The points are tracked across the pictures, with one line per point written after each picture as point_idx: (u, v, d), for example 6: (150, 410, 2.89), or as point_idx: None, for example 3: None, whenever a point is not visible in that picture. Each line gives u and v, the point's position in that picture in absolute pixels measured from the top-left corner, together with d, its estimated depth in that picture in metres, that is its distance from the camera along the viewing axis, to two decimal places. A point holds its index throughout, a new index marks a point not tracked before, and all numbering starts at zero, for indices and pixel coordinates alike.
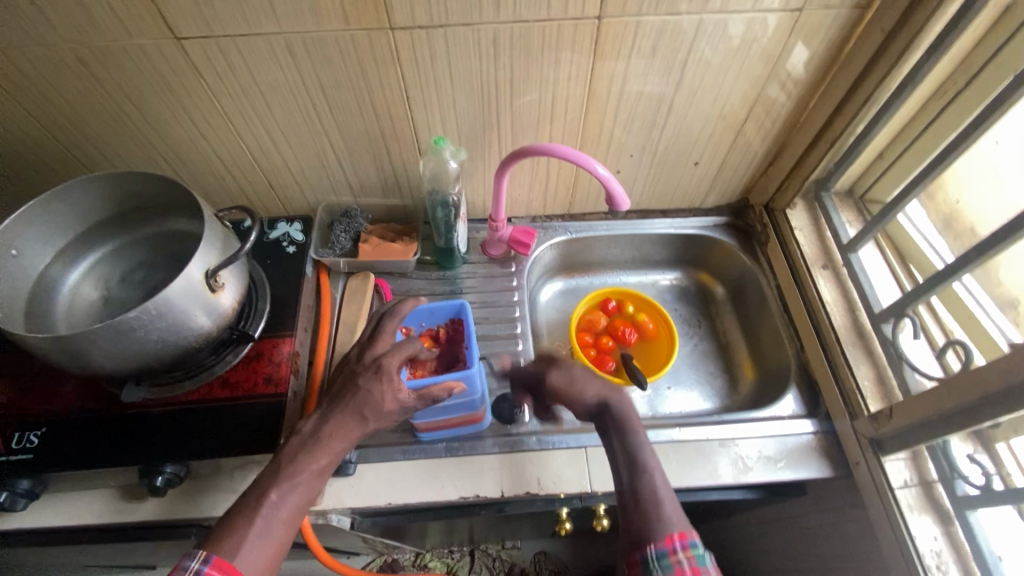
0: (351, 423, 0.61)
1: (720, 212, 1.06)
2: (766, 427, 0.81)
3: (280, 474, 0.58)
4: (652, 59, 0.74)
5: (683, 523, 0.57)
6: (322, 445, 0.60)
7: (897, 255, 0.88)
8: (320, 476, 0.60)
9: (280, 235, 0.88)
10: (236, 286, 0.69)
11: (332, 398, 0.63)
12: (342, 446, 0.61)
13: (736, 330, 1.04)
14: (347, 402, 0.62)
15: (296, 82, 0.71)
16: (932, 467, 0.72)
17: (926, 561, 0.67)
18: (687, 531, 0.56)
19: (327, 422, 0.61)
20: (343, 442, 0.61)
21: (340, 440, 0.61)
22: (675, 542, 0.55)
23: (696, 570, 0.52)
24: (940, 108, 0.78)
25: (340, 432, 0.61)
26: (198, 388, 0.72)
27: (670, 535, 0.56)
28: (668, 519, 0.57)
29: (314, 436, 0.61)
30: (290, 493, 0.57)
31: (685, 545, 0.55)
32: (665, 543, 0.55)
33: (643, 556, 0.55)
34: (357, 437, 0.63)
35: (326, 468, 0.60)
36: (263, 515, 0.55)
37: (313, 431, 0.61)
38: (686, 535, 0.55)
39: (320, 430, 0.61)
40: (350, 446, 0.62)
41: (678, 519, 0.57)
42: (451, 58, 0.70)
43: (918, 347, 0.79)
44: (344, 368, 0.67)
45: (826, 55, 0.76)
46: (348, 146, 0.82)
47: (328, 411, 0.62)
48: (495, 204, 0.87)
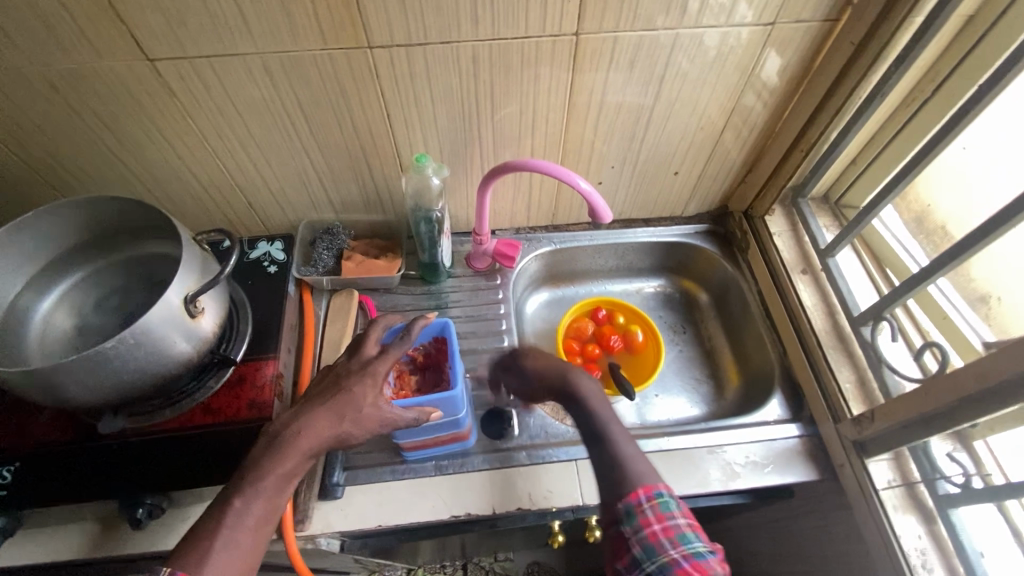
0: (325, 422, 0.57)
1: (701, 220, 1.07)
2: (752, 433, 0.82)
3: (245, 479, 0.54)
4: (630, 72, 0.75)
5: (647, 472, 0.64)
6: (290, 446, 0.56)
7: (873, 260, 0.90)
8: (286, 480, 0.56)
9: (261, 255, 0.85)
10: (216, 310, 0.68)
11: (312, 394, 0.59)
12: (312, 448, 0.56)
13: (720, 336, 1.05)
14: (326, 399, 0.58)
15: (274, 100, 0.70)
16: (914, 468, 0.74)
17: (911, 559, 0.69)
18: (650, 483, 0.63)
19: (299, 419, 0.57)
20: (313, 443, 0.56)
21: (310, 441, 0.56)
22: (640, 494, 0.61)
23: (660, 517, 0.59)
24: (909, 116, 0.80)
25: (311, 432, 0.56)
26: (180, 416, 0.70)
27: (632, 489, 0.62)
28: (636, 468, 0.64)
29: (283, 435, 0.57)
30: (254, 501, 0.54)
31: (651, 496, 0.61)
32: (632, 498, 0.61)
33: (613, 512, 0.62)
34: (330, 442, 0.58)
35: (293, 472, 0.56)
36: (228, 525, 0.52)
37: (283, 429, 0.57)
38: (649, 487, 0.62)
39: (291, 428, 0.57)
40: (322, 450, 0.58)
41: (640, 471, 0.64)
42: (430, 75, 0.70)
43: (897, 349, 0.80)
44: (329, 369, 0.62)
45: (797, 66, 0.78)
46: (327, 163, 0.81)
47: (303, 409, 0.58)
48: (478, 218, 0.87)
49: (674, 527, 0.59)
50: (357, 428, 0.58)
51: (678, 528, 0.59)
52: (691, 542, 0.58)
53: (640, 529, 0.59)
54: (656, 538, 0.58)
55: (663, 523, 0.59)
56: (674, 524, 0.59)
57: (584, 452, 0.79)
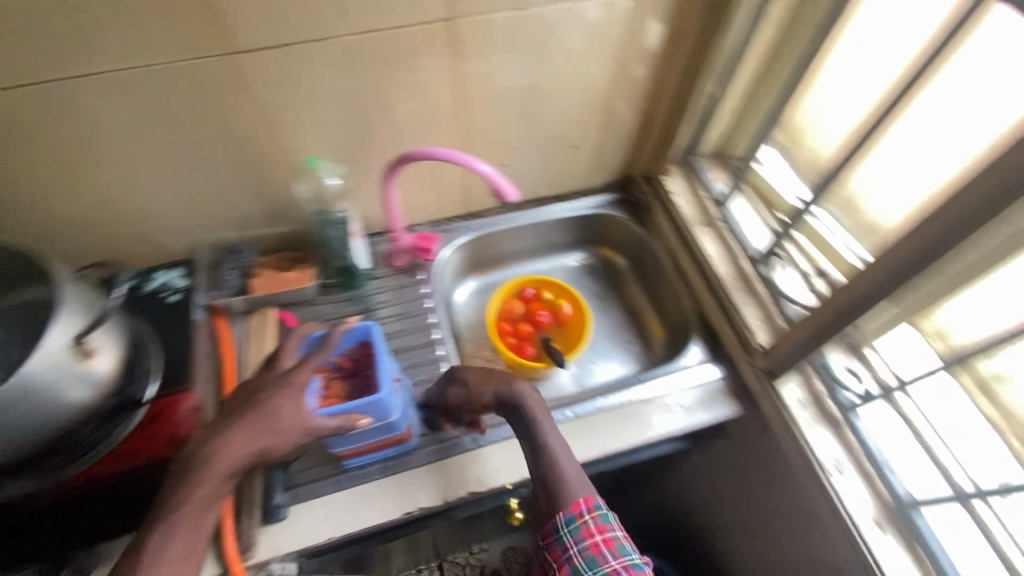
0: (242, 439, 0.56)
1: (609, 189, 1.12)
2: (678, 379, 0.88)
3: (161, 510, 0.54)
4: (510, 53, 0.77)
5: (583, 484, 0.68)
6: (202, 470, 0.54)
7: (763, 203, 0.98)
8: (206, 505, 0.55)
9: (160, 287, 0.83)
10: (113, 348, 0.64)
11: (227, 413, 0.58)
12: (227, 468, 0.55)
13: (642, 297, 1.10)
14: (242, 417, 0.57)
15: (142, 119, 0.66)
16: (819, 383, 0.82)
17: (825, 464, 0.77)
18: (590, 494, 0.67)
19: (212, 441, 0.56)
20: (228, 463, 0.55)
21: (224, 462, 0.55)
22: (581, 506, 0.65)
23: (601, 528, 0.64)
24: (771, 67, 0.88)
25: (226, 449, 0.55)
26: (89, 467, 0.65)
27: (572, 501, 0.66)
28: (574, 480, 0.67)
29: (195, 460, 0.55)
30: (173, 532, 0.53)
31: (590, 508, 0.65)
32: (572, 510, 0.65)
33: (554, 523, 0.66)
34: (248, 459, 0.56)
35: (211, 495, 0.55)
36: (148, 559, 0.51)
37: (195, 453, 0.56)
38: (590, 499, 0.66)
39: (204, 452, 0.56)
40: (241, 467, 0.56)
41: (578, 483, 0.67)
42: (307, 74, 0.69)
43: (791, 280, 0.88)
44: (243, 384, 0.61)
45: (666, 31, 0.83)
46: (217, 179, 0.78)
47: (215, 431, 0.57)
48: (389, 215, 0.87)
49: (613, 538, 0.64)
50: (276, 441, 0.57)
51: (617, 538, 0.64)
52: (628, 552, 0.64)
53: (582, 542, 0.64)
54: (597, 548, 0.63)
55: (603, 534, 0.64)
56: (613, 535, 0.65)
57: None
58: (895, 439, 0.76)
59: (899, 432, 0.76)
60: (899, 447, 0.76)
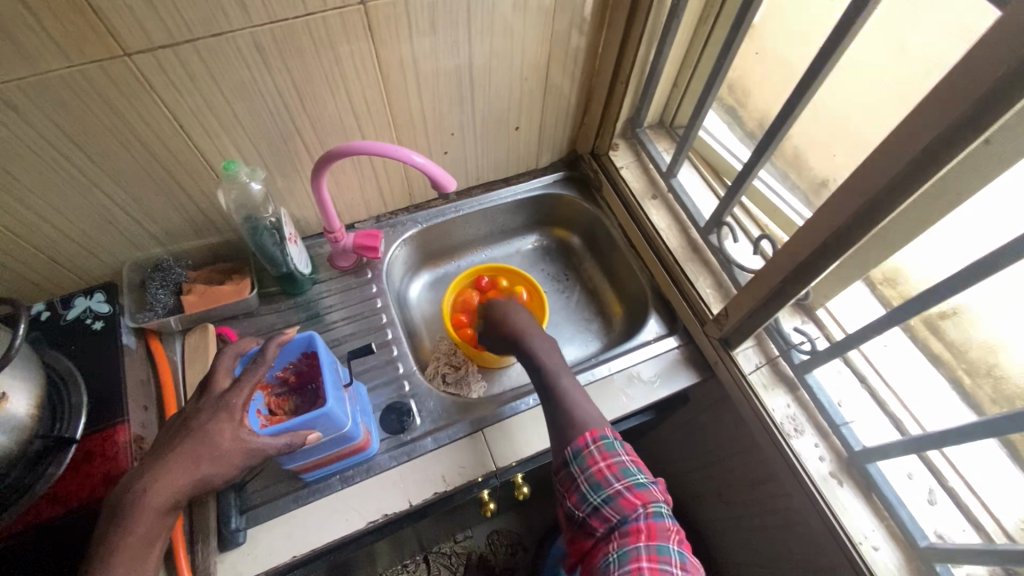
0: (179, 470, 0.52)
1: (556, 168, 1.09)
2: (638, 356, 0.88)
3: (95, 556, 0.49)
4: (435, 35, 0.72)
5: (596, 422, 0.71)
6: (138, 508, 0.51)
7: (710, 170, 0.97)
8: (145, 545, 0.51)
9: (81, 313, 0.76)
10: (27, 388, 0.59)
11: (160, 444, 0.54)
12: (165, 503, 0.52)
13: (599, 274, 1.09)
14: (176, 446, 0.53)
15: (29, 136, 0.60)
16: (773, 345, 0.83)
17: (782, 425, 0.78)
18: (596, 428, 0.70)
19: (145, 476, 0.52)
20: (166, 497, 0.52)
21: (160, 496, 0.52)
22: (587, 438, 0.69)
23: (605, 455, 0.67)
24: (707, 32, 0.86)
25: (163, 484, 0.52)
26: (21, 516, 0.60)
27: (580, 435, 0.69)
28: (586, 418, 0.71)
29: (127, 499, 0.51)
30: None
31: (596, 438, 0.69)
32: (578, 442, 0.69)
33: (564, 456, 0.69)
34: (187, 491, 0.53)
35: (149, 533, 0.51)
36: None
37: (127, 491, 0.52)
38: (596, 432, 0.69)
39: (136, 488, 0.52)
40: (180, 500, 0.53)
41: (590, 419, 0.71)
42: (213, 73, 0.63)
43: (741, 248, 0.88)
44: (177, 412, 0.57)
45: (597, 1, 0.79)
46: (130, 193, 0.72)
47: (148, 465, 0.53)
48: (325, 215, 0.83)
49: (618, 462, 0.67)
50: (217, 468, 0.53)
51: (621, 462, 0.67)
52: (632, 473, 0.66)
53: (588, 469, 0.67)
54: (601, 474, 0.66)
55: (608, 461, 0.67)
56: (618, 460, 0.67)
57: (488, 419, 0.81)
58: (851, 396, 0.78)
59: (854, 388, 0.79)
60: (855, 405, 0.77)
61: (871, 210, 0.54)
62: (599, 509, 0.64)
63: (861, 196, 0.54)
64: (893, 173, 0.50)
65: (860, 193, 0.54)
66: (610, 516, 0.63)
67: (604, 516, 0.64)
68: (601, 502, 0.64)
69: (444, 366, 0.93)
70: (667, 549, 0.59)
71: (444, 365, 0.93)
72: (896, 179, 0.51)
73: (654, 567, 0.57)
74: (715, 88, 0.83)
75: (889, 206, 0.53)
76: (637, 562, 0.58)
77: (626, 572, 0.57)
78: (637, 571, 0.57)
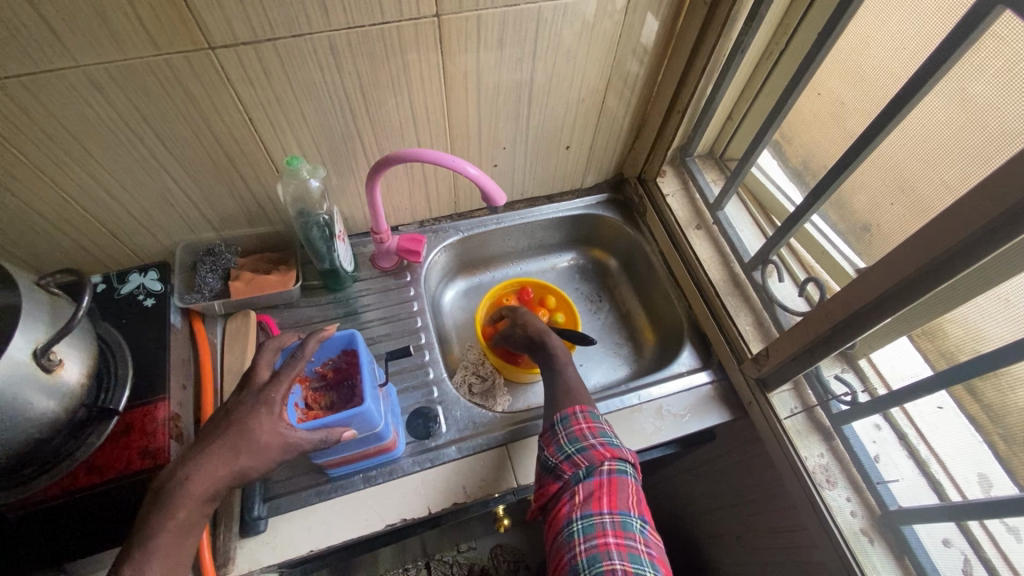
0: (219, 460, 0.53)
1: (600, 189, 1.09)
2: (670, 387, 0.86)
3: (136, 538, 0.51)
4: (501, 50, 0.74)
5: (585, 399, 0.76)
6: (179, 493, 0.52)
7: (758, 207, 0.95)
8: (184, 530, 0.52)
9: (134, 288, 0.79)
10: (80, 359, 0.61)
11: (204, 432, 0.56)
12: (204, 490, 0.53)
13: (633, 299, 1.09)
14: (218, 435, 0.54)
15: (112, 117, 0.63)
16: (811, 393, 0.80)
17: (815, 475, 0.77)
18: (585, 403, 0.75)
19: (187, 462, 0.53)
20: (206, 484, 0.53)
21: (201, 483, 0.53)
22: (575, 408, 0.74)
23: (589, 421, 0.72)
24: (769, 69, 0.85)
25: (203, 472, 0.53)
26: (58, 481, 0.63)
27: (570, 405, 0.74)
28: (580, 396, 0.77)
29: (171, 483, 0.53)
30: (149, 562, 0.50)
31: (583, 408, 0.73)
32: (567, 410, 0.73)
33: (551, 418, 0.74)
34: (225, 480, 0.54)
35: (188, 520, 0.52)
36: None
37: (171, 476, 0.53)
38: (585, 405, 0.74)
39: (179, 473, 0.53)
40: (220, 489, 0.54)
41: (583, 398, 0.76)
42: (287, 72, 0.65)
43: (785, 289, 0.86)
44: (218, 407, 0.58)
45: (663, 28, 0.80)
46: (194, 179, 0.74)
47: (192, 450, 0.54)
48: (373, 216, 0.84)
49: (597, 426, 0.72)
50: (255, 460, 0.54)
51: (600, 426, 0.72)
52: (607, 434, 0.71)
53: (570, 428, 0.71)
54: (581, 431, 0.71)
55: (589, 424, 0.72)
56: (598, 424, 0.72)
57: (513, 435, 0.80)
58: (891, 459, 0.73)
59: (898, 455, 0.72)
60: (895, 470, 0.72)
61: (940, 264, 0.53)
62: (571, 458, 0.68)
63: (930, 252, 0.53)
64: (968, 231, 0.49)
65: (927, 247, 0.53)
66: (579, 464, 0.68)
67: (573, 464, 0.68)
68: (574, 452, 0.69)
69: (472, 376, 0.93)
70: (631, 525, 0.65)
71: (472, 374, 0.94)
72: (969, 239, 0.50)
73: (620, 542, 0.63)
74: (774, 128, 0.83)
75: (964, 262, 0.51)
76: (603, 537, 0.63)
77: (593, 546, 0.63)
78: (602, 545, 0.63)
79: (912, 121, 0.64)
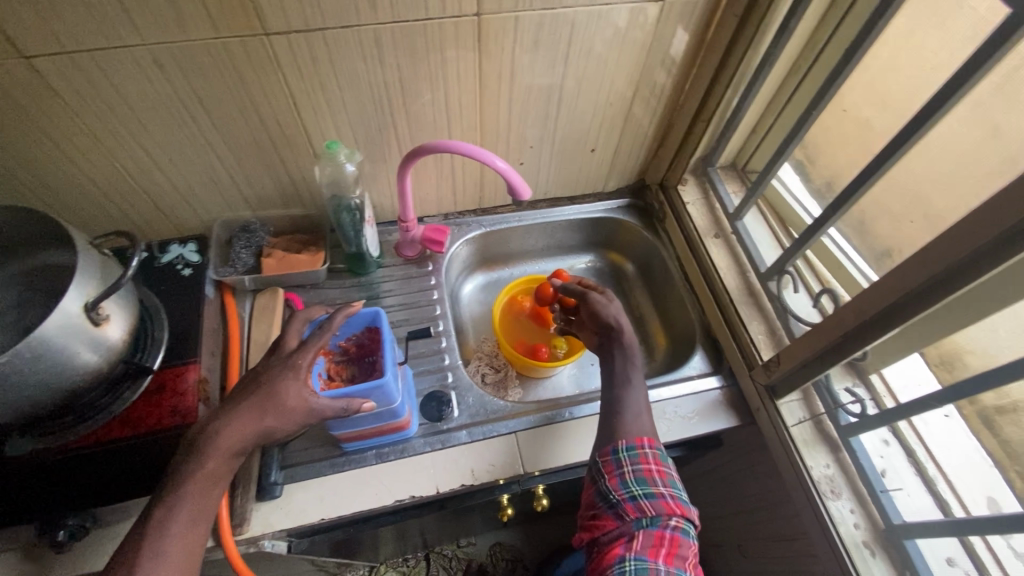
0: (246, 419, 0.56)
1: (622, 194, 1.11)
2: (679, 389, 0.88)
3: (168, 486, 0.54)
4: (535, 52, 0.77)
5: (651, 432, 0.74)
6: (208, 446, 0.55)
7: (776, 220, 0.97)
8: (212, 483, 0.55)
9: (173, 258, 0.84)
10: (124, 317, 0.65)
11: (232, 394, 0.59)
12: (232, 445, 0.56)
13: (647, 304, 1.11)
14: (247, 396, 0.57)
15: (169, 94, 0.67)
16: (819, 403, 0.81)
17: (820, 485, 0.77)
18: (652, 438, 0.72)
19: (217, 419, 0.57)
20: (234, 440, 0.56)
21: (229, 438, 0.56)
22: (643, 441, 0.71)
23: (658, 462, 0.70)
24: (795, 84, 0.87)
25: (232, 429, 0.56)
26: (95, 430, 0.67)
27: (638, 436, 0.72)
28: (645, 426, 0.74)
29: (202, 437, 0.56)
30: (179, 507, 0.53)
31: (651, 444, 0.71)
32: (634, 440, 0.71)
33: (614, 446, 0.71)
34: (251, 438, 0.57)
35: (216, 473, 0.55)
36: (154, 536, 0.52)
37: (202, 430, 0.57)
38: (653, 441, 0.71)
39: (210, 429, 0.57)
40: (246, 446, 0.57)
41: (645, 427, 0.73)
42: (333, 60, 0.69)
43: (799, 299, 0.88)
44: (246, 372, 0.61)
45: (694, 39, 0.82)
46: (237, 157, 0.78)
47: (222, 408, 0.58)
48: (402, 204, 0.87)
49: (666, 472, 0.69)
50: (281, 421, 0.57)
51: (668, 473, 0.69)
52: (676, 486, 0.68)
53: (638, 466, 0.69)
54: (650, 473, 0.68)
55: (658, 466, 0.69)
56: (667, 470, 0.70)
57: (523, 424, 0.82)
58: (895, 471, 0.76)
59: (902, 468, 0.76)
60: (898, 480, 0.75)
61: (954, 274, 0.54)
62: (637, 499, 0.66)
63: (944, 263, 0.54)
64: (981, 242, 0.51)
65: (941, 257, 0.54)
66: (644, 509, 0.65)
67: (638, 508, 0.65)
68: (640, 494, 0.66)
69: (485, 366, 0.97)
70: None
71: (485, 364, 0.98)
72: (983, 250, 0.51)
73: None
74: (796, 143, 0.84)
75: (975, 274, 0.53)
76: None
77: None
78: None
79: (934, 139, 0.66)
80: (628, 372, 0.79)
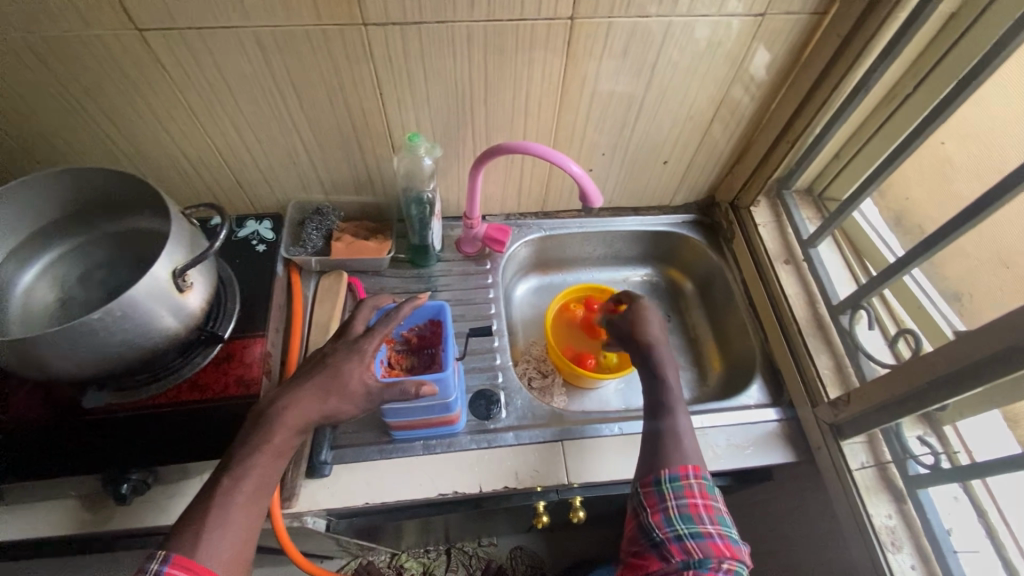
0: (313, 398, 0.58)
1: (688, 210, 1.09)
2: (734, 417, 0.85)
3: (235, 454, 0.56)
4: (622, 60, 0.75)
5: (698, 460, 0.70)
6: (276, 420, 0.57)
7: (852, 251, 0.93)
8: (276, 457, 0.57)
9: (250, 234, 0.85)
10: (204, 286, 0.68)
11: (301, 370, 0.61)
12: (298, 421, 0.57)
13: (704, 324, 1.08)
14: (316, 375, 0.59)
15: (265, 75, 0.69)
16: (887, 449, 0.77)
17: (881, 535, 0.72)
18: (698, 466, 0.69)
19: (286, 394, 0.58)
20: (300, 417, 0.57)
21: (295, 414, 0.57)
22: (688, 470, 0.68)
23: (704, 494, 0.66)
24: (891, 111, 0.82)
25: (300, 406, 0.57)
26: (165, 391, 0.70)
27: (682, 465, 0.69)
28: (691, 453, 0.70)
29: (270, 410, 0.58)
30: (244, 476, 0.54)
31: (697, 474, 0.68)
32: (679, 470, 0.68)
33: (658, 477, 0.68)
34: (315, 417, 0.58)
35: (281, 447, 0.57)
36: (218, 502, 0.53)
37: (270, 404, 0.58)
38: (699, 469, 0.68)
39: (278, 403, 0.58)
40: (309, 424, 0.58)
41: (693, 455, 0.70)
42: (424, 54, 0.70)
43: (874, 338, 0.84)
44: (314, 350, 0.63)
45: (788, 56, 0.79)
46: (319, 141, 0.80)
47: (291, 384, 0.59)
48: (470, 201, 0.88)
49: (714, 508, 0.66)
50: (346, 403, 0.58)
51: (716, 509, 0.66)
52: (726, 527, 0.65)
53: (683, 501, 0.66)
54: (695, 509, 0.65)
55: (705, 500, 0.66)
56: (714, 505, 0.66)
57: (570, 433, 0.81)
58: (964, 529, 0.71)
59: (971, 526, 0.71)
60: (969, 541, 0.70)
61: None
62: (683, 539, 0.63)
63: None
64: None
65: None
66: (692, 549, 0.61)
67: (684, 549, 0.62)
68: (686, 533, 0.63)
69: (533, 370, 0.98)
70: None
71: (532, 368, 0.98)
72: None
73: None
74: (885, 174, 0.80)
75: None
76: None
77: None
78: None
79: None
80: (672, 395, 0.76)
